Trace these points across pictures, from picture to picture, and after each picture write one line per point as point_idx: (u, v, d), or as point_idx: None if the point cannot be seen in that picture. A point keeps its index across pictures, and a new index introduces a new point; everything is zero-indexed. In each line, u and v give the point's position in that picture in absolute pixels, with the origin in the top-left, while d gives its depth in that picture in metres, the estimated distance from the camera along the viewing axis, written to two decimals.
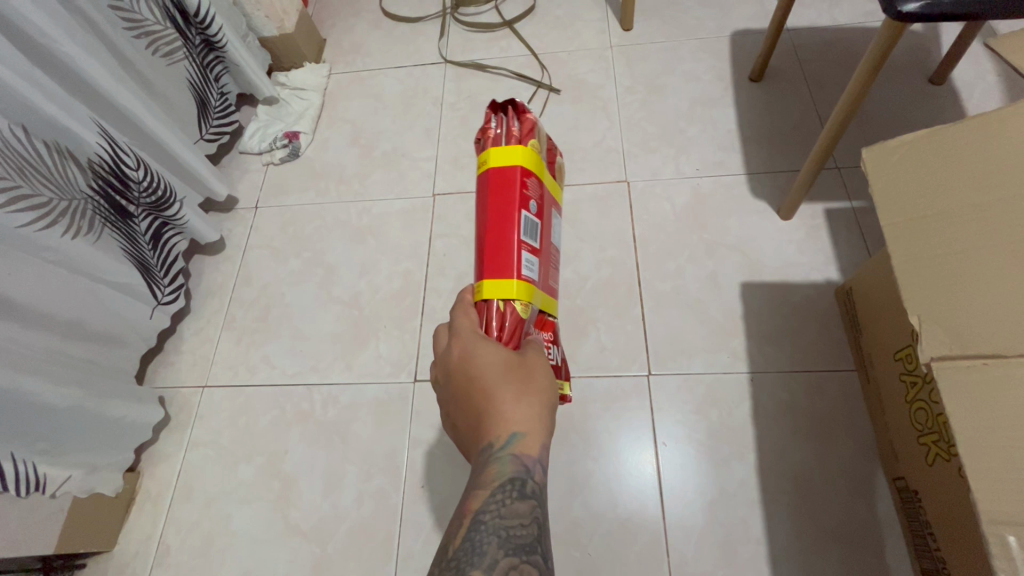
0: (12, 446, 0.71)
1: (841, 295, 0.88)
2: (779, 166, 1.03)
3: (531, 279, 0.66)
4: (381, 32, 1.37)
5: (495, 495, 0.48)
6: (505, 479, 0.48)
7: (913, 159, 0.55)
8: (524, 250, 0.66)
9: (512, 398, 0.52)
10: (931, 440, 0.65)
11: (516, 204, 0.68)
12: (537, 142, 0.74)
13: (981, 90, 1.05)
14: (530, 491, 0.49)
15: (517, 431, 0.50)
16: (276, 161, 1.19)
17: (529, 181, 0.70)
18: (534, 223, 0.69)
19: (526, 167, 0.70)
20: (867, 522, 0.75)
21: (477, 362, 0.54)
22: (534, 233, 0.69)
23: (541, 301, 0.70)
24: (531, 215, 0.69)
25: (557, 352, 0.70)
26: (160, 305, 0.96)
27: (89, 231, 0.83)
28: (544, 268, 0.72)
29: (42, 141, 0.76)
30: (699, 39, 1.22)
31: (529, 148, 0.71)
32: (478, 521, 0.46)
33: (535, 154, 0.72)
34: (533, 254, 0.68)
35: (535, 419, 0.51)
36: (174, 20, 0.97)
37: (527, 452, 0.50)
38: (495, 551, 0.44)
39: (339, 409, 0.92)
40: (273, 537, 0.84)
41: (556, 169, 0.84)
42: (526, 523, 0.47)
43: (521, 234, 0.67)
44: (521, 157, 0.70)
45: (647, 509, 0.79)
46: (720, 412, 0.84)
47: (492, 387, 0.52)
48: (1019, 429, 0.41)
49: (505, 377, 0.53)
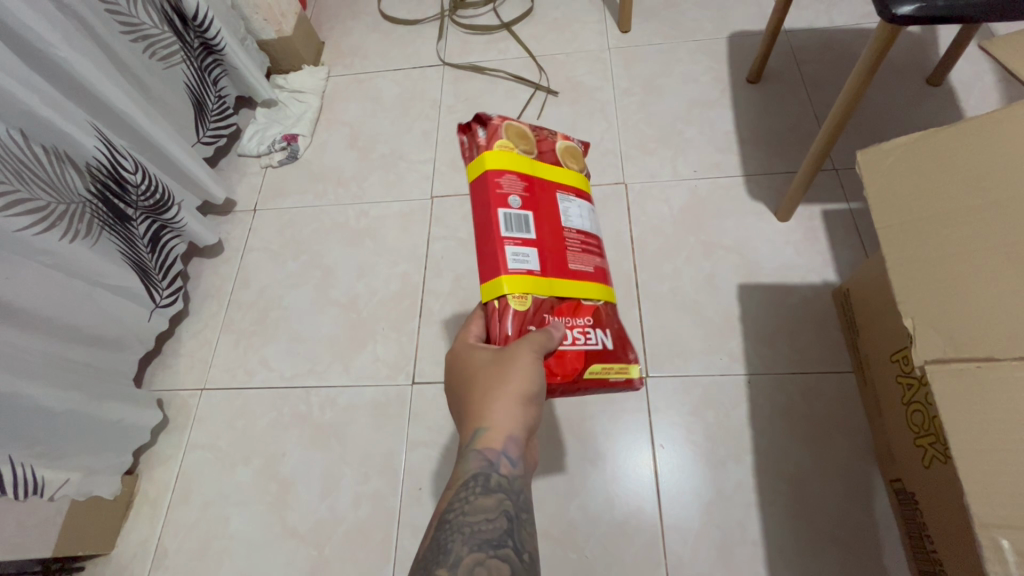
0: (10, 449, 0.71)
1: (838, 296, 0.88)
2: (777, 167, 1.03)
3: (527, 272, 0.61)
4: (379, 35, 1.37)
5: (461, 493, 0.50)
6: (469, 475, 0.50)
7: (909, 160, 0.55)
8: (507, 246, 0.61)
9: (477, 394, 0.54)
10: (927, 442, 0.65)
11: (489, 206, 0.62)
12: (508, 139, 0.66)
13: (979, 92, 1.05)
14: (496, 484, 0.50)
15: (480, 426, 0.52)
16: (274, 164, 1.20)
17: (502, 180, 0.63)
18: (517, 218, 0.62)
19: (494, 167, 0.63)
20: (865, 524, 0.75)
21: (456, 365, 0.58)
22: (524, 225, 0.63)
23: (558, 289, 0.63)
24: (512, 211, 0.62)
25: (599, 336, 0.64)
26: (157, 308, 0.97)
27: (87, 234, 0.83)
28: (554, 255, 0.64)
29: (41, 146, 0.76)
30: (696, 41, 1.22)
31: (493, 150, 0.64)
32: (445, 520, 0.48)
33: (506, 152, 0.65)
34: (526, 247, 0.62)
35: (501, 412, 0.52)
36: (171, 24, 0.98)
37: (489, 446, 0.51)
38: (459, 549, 0.45)
39: (337, 412, 0.92)
40: (271, 539, 0.84)
41: (566, 150, 0.72)
42: (491, 518, 0.48)
43: (503, 231, 0.61)
44: (486, 162, 0.64)
45: (645, 511, 0.79)
46: (718, 414, 0.84)
47: (464, 387, 0.56)
48: (982, 427, 0.42)
49: (475, 376, 0.55)
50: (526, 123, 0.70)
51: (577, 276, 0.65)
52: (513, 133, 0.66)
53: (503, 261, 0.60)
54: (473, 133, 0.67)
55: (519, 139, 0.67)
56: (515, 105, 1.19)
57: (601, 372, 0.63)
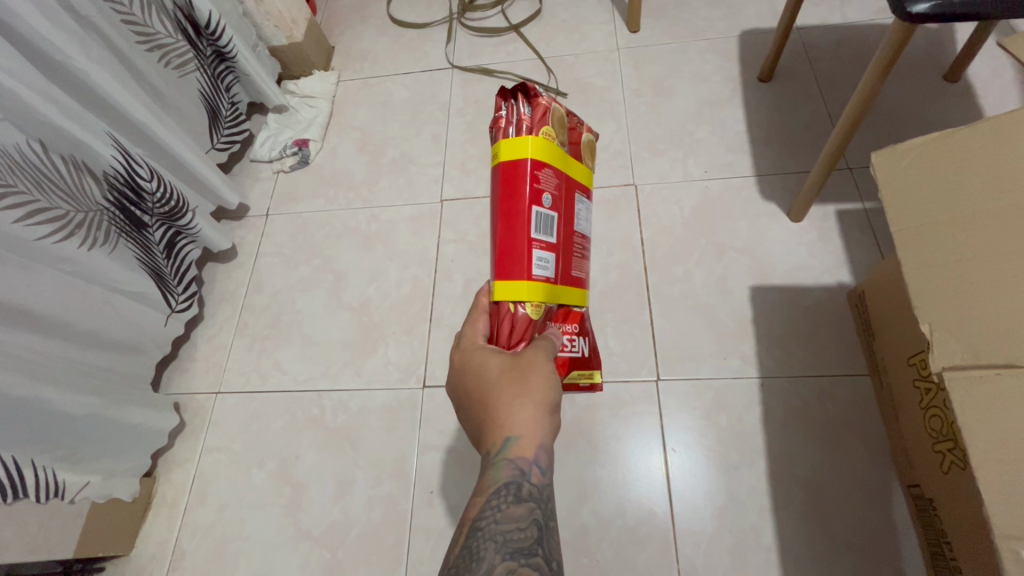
0: (33, 453, 0.73)
1: (854, 298, 0.87)
2: (790, 167, 1.02)
3: (546, 278, 0.62)
4: (389, 39, 1.38)
5: (491, 501, 0.49)
6: (499, 485, 0.50)
7: (924, 162, 0.54)
8: (535, 250, 0.61)
9: (504, 402, 0.53)
10: (946, 448, 0.64)
11: (525, 201, 0.60)
12: (552, 130, 0.63)
13: (998, 87, 1.03)
14: (527, 493, 0.50)
15: (510, 436, 0.51)
16: (287, 169, 1.21)
17: (541, 174, 0.61)
18: (547, 219, 0.62)
19: (537, 157, 0.61)
20: (881, 530, 0.74)
21: (477, 369, 0.57)
22: (550, 228, 0.63)
23: (561, 297, 0.65)
24: (544, 211, 0.62)
25: (583, 344, 0.69)
26: (173, 313, 0.98)
27: (104, 241, 0.85)
28: (564, 261, 0.66)
29: (59, 156, 0.78)
30: (707, 40, 1.21)
31: (540, 136, 0.61)
32: (476, 528, 0.48)
33: (548, 141, 0.62)
34: (548, 252, 0.63)
35: (531, 421, 0.52)
36: (185, 32, 0.99)
37: (521, 456, 0.51)
38: (492, 557, 0.46)
39: (349, 415, 0.93)
40: (285, 541, 0.85)
41: (587, 142, 0.72)
42: (524, 526, 0.48)
43: (532, 232, 0.61)
44: (532, 148, 0.61)
45: (656, 516, 0.79)
46: (731, 418, 0.83)
47: (487, 394, 0.54)
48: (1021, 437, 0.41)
49: (500, 383, 0.54)
50: (563, 107, 0.67)
51: (575, 282, 0.68)
52: (557, 121, 0.64)
53: (529, 264, 0.60)
54: (518, 108, 0.62)
55: (557, 127, 0.65)
56: None
57: (577, 378, 0.68)
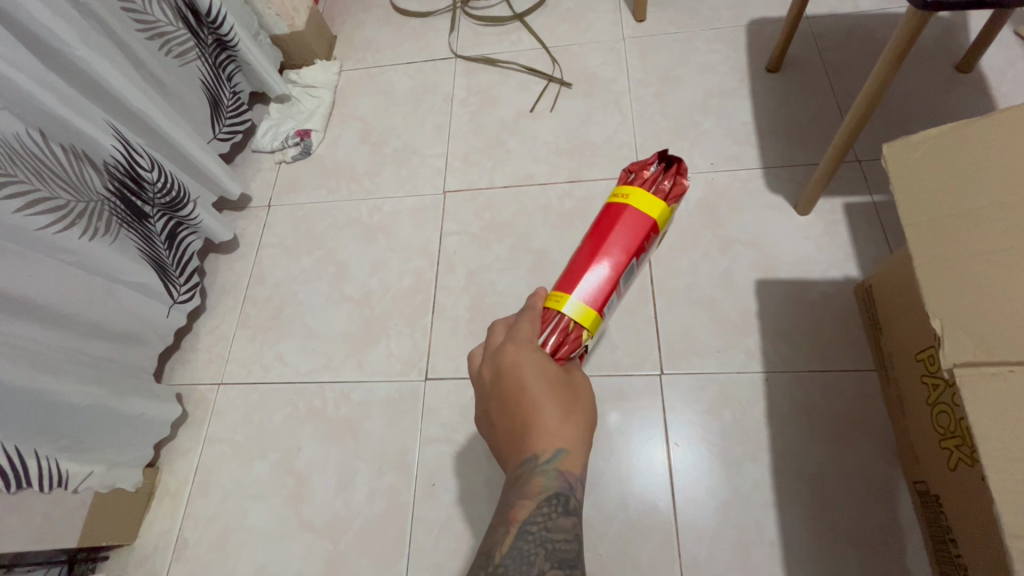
0: (36, 443, 0.73)
1: (861, 293, 0.85)
2: (798, 159, 1.01)
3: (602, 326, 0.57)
4: (391, 28, 1.36)
5: (541, 508, 0.49)
6: (550, 494, 0.49)
7: (934, 154, 0.53)
8: (613, 294, 0.54)
9: (556, 415, 0.51)
10: (953, 444, 0.63)
11: (625, 248, 0.54)
12: (676, 207, 0.57)
13: (1011, 78, 1.01)
14: (573, 506, 0.50)
15: (562, 448, 0.50)
16: (289, 159, 1.20)
17: (653, 238, 0.55)
18: (633, 273, 0.56)
19: (656, 220, 0.55)
20: (885, 526, 0.74)
21: (541, 376, 0.51)
22: (628, 281, 0.56)
23: None
24: (635, 265, 0.55)
25: None
26: (175, 304, 0.98)
27: (105, 232, 0.84)
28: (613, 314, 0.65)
29: (60, 145, 0.77)
30: (714, 29, 1.19)
31: (666, 208, 0.55)
32: (525, 532, 0.48)
33: (664, 207, 0.55)
34: (617, 300, 0.57)
35: (580, 438, 0.52)
36: (185, 20, 0.98)
37: (571, 470, 0.50)
38: (541, 563, 0.47)
39: (351, 407, 0.93)
40: (286, 532, 0.85)
41: None
42: (569, 538, 0.49)
43: (620, 281, 0.54)
44: (658, 213, 0.55)
45: (659, 510, 0.79)
46: (734, 413, 0.83)
47: (542, 403, 0.51)
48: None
49: (558, 396, 0.51)
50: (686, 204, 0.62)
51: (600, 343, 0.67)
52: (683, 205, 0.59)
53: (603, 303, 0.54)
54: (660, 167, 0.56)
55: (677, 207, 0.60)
56: (527, 98, 1.18)
57: None
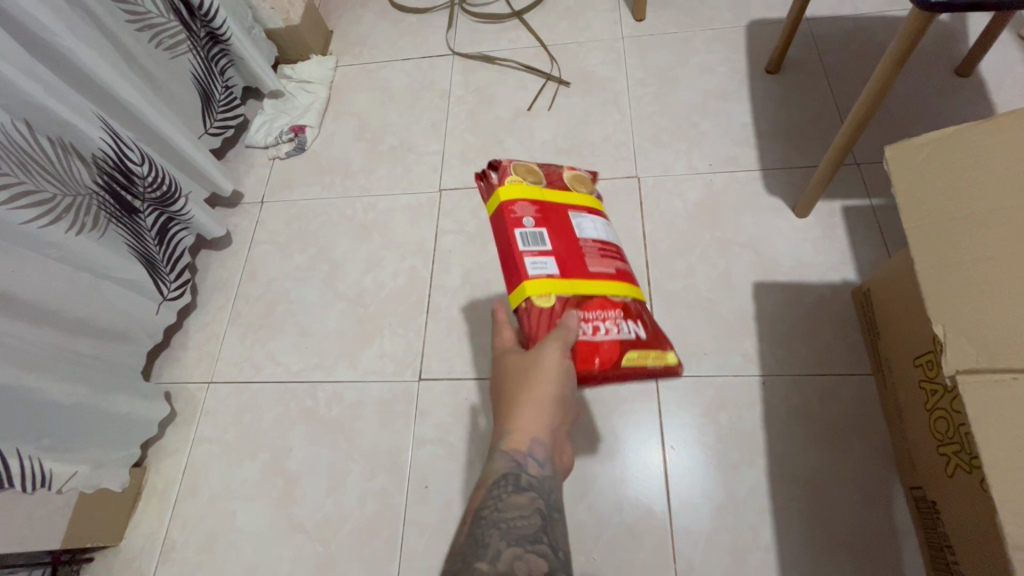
0: (18, 443, 0.71)
1: (859, 297, 0.85)
2: (796, 162, 1.00)
3: (551, 272, 0.60)
4: (388, 24, 1.35)
5: (493, 491, 0.52)
6: (499, 474, 0.53)
7: (937, 158, 0.53)
8: (526, 257, 0.60)
9: (505, 406, 0.58)
10: (951, 451, 0.62)
11: (504, 227, 0.62)
12: (518, 174, 0.65)
13: (1009, 82, 1.01)
14: (527, 484, 0.53)
15: (505, 431, 0.55)
16: (282, 155, 1.19)
17: (515, 208, 0.62)
18: (533, 234, 0.61)
19: (505, 198, 0.62)
20: (881, 532, 0.73)
21: (497, 377, 0.61)
22: (538, 239, 0.61)
23: (582, 284, 0.60)
24: (526, 228, 0.61)
25: (629, 326, 0.61)
26: (165, 301, 0.96)
27: (93, 227, 0.83)
28: (575, 257, 0.62)
29: (46, 137, 0.75)
30: (714, 30, 1.18)
31: (506, 183, 0.64)
32: (479, 517, 0.50)
33: (511, 185, 0.63)
34: (543, 256, 0.60)
35: (528, 415, 0.56)
36: (177, 12, 0.97)
37: (516, 449, 0.54)
38: (498, 543, 0.47)
39: (343, 407, 0.91)
40: (276, 534, 0.84)
41: (574, 179, 0.69)
42: (525, 514, 0.50)
43: (520, 246, 0.60)
44: (504, 193, 0.63)
45: (654, 514, 0.78)
46: (730, 416, 0.82)
47: (497, 401, 0.59)
48: None
49: (504, 389, 0.59)
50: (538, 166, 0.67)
51: (604, 272, 0.63)
52: (521, 171, 0.65)
53: (522, 270, 0.59)
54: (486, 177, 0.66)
55: (527, 173, 0.66)
56: (525, 96, 1.17)
57: (635, 357, 0.60)
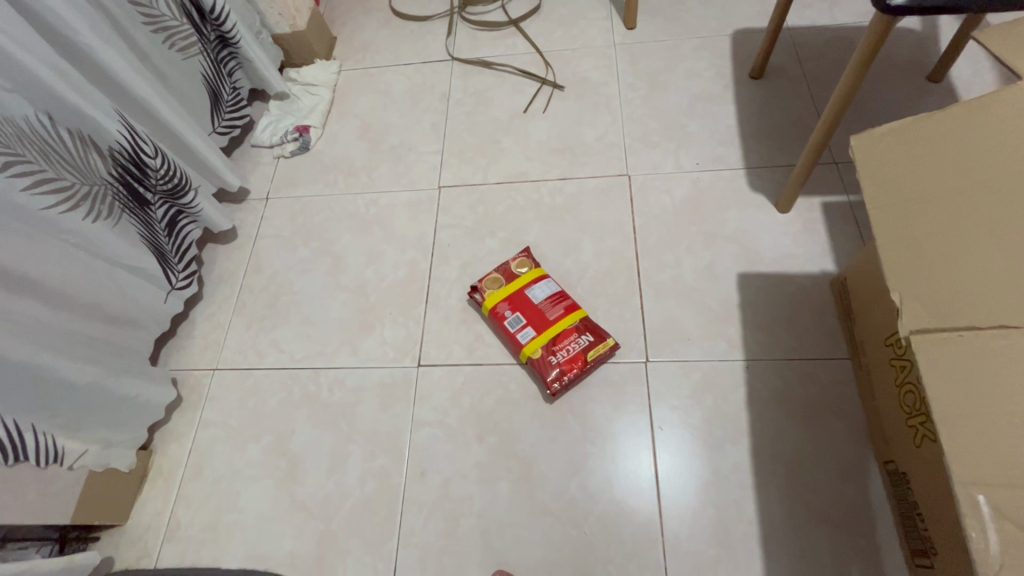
0: (34, 419, 0.75)
1: (836, 286, 0.90)
2: (778, 161, 1.05)
3: (534, 335, 0.89)
4: (390, 30, 1.41)
5: None
6: None
7: (897, 144, 0.57)
8: (518, 333, 0.90)
9: None
10: (919, 422, 0.67)
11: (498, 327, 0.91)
12: (491, 282, 0.95)
13: (977, 88, 1.07)
14: None
15: None
16: (287, 154, 1.23)
17: (498, 310, 0.92)
18: (513, 318, 0.91)
19: (490, 309, 0.92)
20: (858, 506, 0.77)
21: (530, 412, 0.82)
22: (517, 320, 0.91)
23: (551, 332, 0.89)
24: (509, 316, 0.91)
25: (583, 338, 0.89)
26: (173, 290, 1.00)
27: (108, 215, 0.87)
28: (541, 319, 0.90)
29: (67, 129, 0.80)
30: (701, 38, 1.24)
31: (486, 299, 0.93)
32: None
33: (489, 299, 0.93)
34: (525, 327, 0.90)
35: None
36: (189, 16, 1.01)
37: None
38: None
39: (345, 392, 0.95)
40: (278, 513, 0.87)
41: (519, 262, 0.97)
42: None
43: (511, 327, 0.90)
44: (489, 306, 0.92)
45: (643, 491, 0.81)
46: (715, 398, 0.86)
47: None
48: (979, 392, 0.43)
49: None
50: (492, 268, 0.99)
51: (559, 314, 0.91)
52: (490, 274, 0.96)
53: (518, 345, 0.89)
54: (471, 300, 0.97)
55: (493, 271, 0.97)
56: (521, 99, 1.22)
57: (595, 354, 0.88)
